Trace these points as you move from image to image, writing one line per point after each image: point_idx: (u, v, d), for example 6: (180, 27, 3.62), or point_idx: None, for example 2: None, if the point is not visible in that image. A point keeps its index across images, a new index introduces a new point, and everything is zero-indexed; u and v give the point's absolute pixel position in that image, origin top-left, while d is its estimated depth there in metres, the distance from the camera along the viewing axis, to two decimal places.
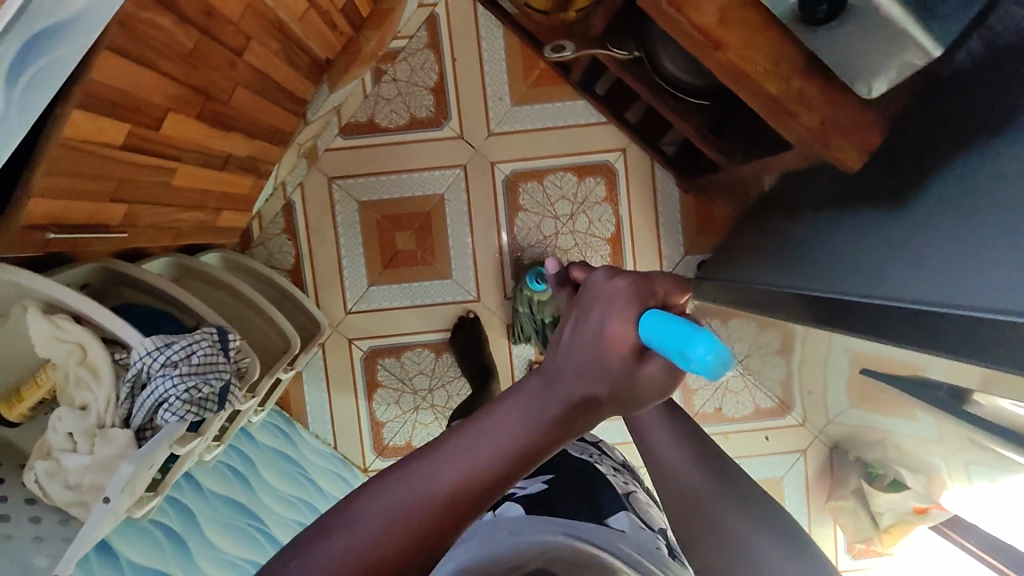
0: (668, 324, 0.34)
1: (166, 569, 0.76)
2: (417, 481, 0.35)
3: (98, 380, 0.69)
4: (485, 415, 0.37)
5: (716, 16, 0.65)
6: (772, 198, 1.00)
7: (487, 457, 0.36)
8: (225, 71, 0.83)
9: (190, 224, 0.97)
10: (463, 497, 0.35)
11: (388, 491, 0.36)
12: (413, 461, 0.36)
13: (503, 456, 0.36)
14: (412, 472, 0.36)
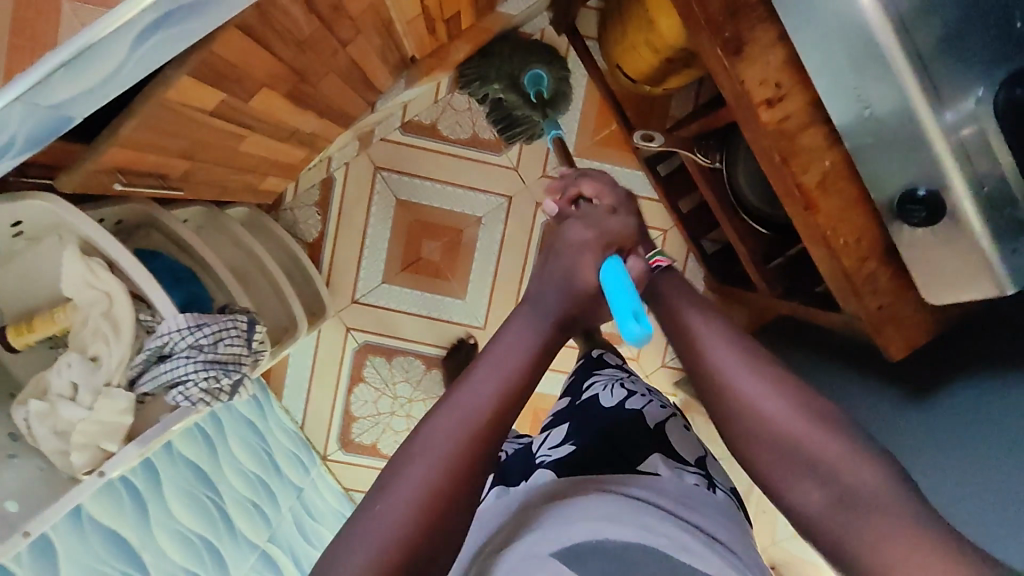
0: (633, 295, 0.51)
1: (120, 530, 0.78)
2: (459, 410, 0.44)
3: (119, 337, 0.69)
4: (497, 336, 0.48)
5: (817, 179, 0.69)
6: (795, 334, 1.04)
7: (507, 367, 0.46)
8: (327, 58, 0.81)
9: (238, 184, 0.96)
10: (476, 434, 0.43)
11: (438, 427, 0.43)
12: (450, 394, 0.44)
13: (519, 369, 0.46)
14: (439, 420, 0.43)
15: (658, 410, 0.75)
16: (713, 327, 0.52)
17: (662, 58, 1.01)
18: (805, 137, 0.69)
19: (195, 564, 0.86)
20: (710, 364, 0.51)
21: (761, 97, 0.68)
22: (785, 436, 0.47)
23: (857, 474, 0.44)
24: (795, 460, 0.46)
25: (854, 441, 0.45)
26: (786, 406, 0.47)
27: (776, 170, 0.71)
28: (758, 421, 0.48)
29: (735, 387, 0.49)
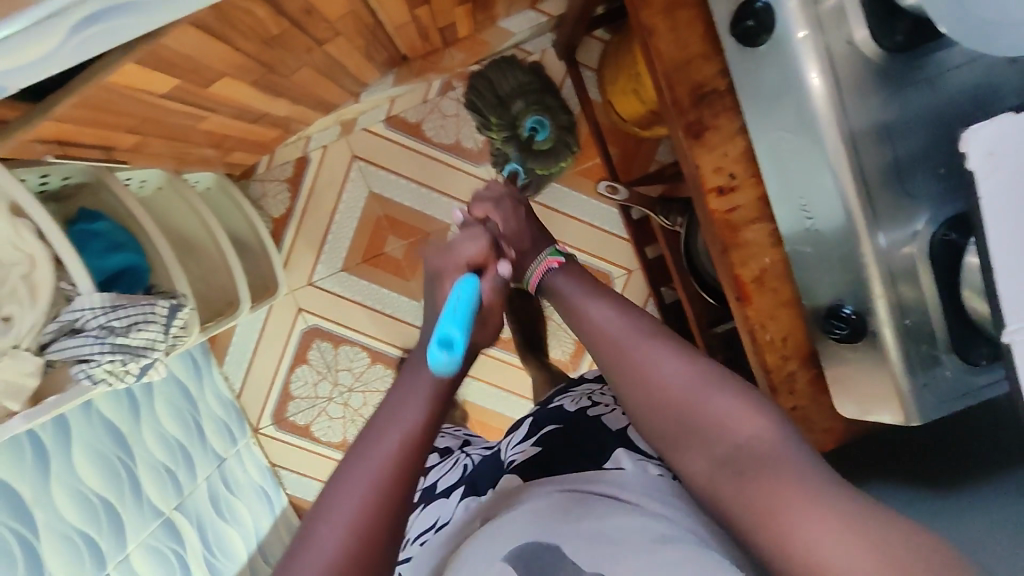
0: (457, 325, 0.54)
1: (18, 485, 0.76)
2: (367, 460, 0.47)
3: (35, 302, 0.68)
4: (395, 390, 0.51)
5: (755, 274, 0.69)
6: None
7: (409, 415, 0.49)
8: (300, 53, 0.80)
9: (200, 156, 0.95)
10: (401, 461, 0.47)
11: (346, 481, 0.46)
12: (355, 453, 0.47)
13: (422, 409, 0.49)
14: (350, 472, 0.46)
15: (623, 413, 0.68)
16: (602, 303, 0.59)
17: (648, 108, 1.00)
18: (750, 231, 0.68)
19: (94, 525, 0.85)
20: (605, 335, 0.57)
21: (713, 184, 0.68)
22: (676, 403, 0.51)
23: (741, 424, 0.47)
24: (687, 418, 0.50)
25: (720, 380, 0.50)
26: (679, 370, 0.52)
27: (717, 256, 0.71)
28: (653, 387, 0.52)
29: (629, 354, 0.54)
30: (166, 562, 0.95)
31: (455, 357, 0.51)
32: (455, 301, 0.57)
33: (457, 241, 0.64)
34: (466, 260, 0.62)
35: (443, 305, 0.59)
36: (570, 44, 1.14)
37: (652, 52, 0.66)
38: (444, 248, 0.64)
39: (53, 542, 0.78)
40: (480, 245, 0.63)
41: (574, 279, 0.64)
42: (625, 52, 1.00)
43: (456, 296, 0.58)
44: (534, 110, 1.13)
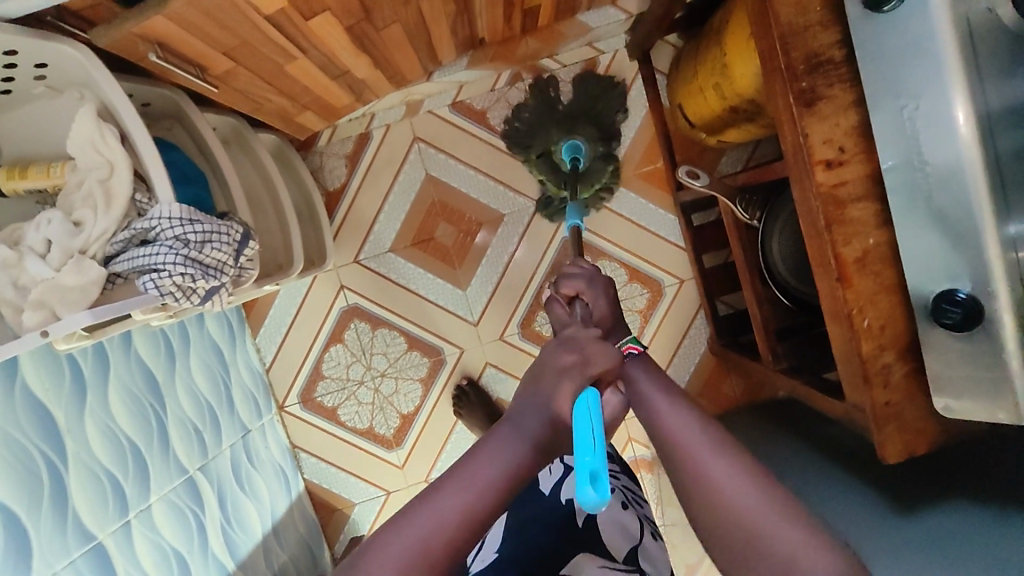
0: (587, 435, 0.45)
1: (52, 408, 0.72)
2: (428, 523, 0.42)
3: (108, 209, 0.65)
4: (475, 456, 0.45)
5: (858, 255, 0.66)
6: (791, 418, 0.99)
7: (483, 490, 0.43)
8: (397, 5, 0.80)
9: (274, 107, 0.93)
10: (446, 544, 0.42)
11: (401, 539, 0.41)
12: (419, 507, 0.42)
13: (495, 490, 0.43)
14: (404, 530, 0.42)
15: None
16: (678, 408, 0.53)
17: (727, 106, 0.98)
18: (856, 209, 0.66)
19: (120, 467, 0.79)
20: (681, 445, 0.49)
21: (822, 157, 0.65)
22: (744, 526, 0.45)
23: (812, 566, 0.42)
24: (753, 546, 0.44)
25: (789, 510, 0.45)
26: (750, 492, 0.46)
27: (818, 235, 0.68)
28: (717, 504, 0.46)
29: (700, 468, 0.47)
30: (185, 524, 0.89)
31: (604, 498, 0.42)
32: (586, 415, 0.47)
33: (585, 342, 0.53)
34: (595, 374, 0.51)
35: (558, 414, 0.48)
36: (646, 45, 1.14)
37: (769, 16, 0.64)
38: (575, 347, 0.52)
39: (79, 475, 0.73)
40: (611, 360, 0.53)
41: (648, 368, 0.57)
42: (705, 50, 0.98)
43: (584, 409, 0.47)
44: (566, 136, 1.16)
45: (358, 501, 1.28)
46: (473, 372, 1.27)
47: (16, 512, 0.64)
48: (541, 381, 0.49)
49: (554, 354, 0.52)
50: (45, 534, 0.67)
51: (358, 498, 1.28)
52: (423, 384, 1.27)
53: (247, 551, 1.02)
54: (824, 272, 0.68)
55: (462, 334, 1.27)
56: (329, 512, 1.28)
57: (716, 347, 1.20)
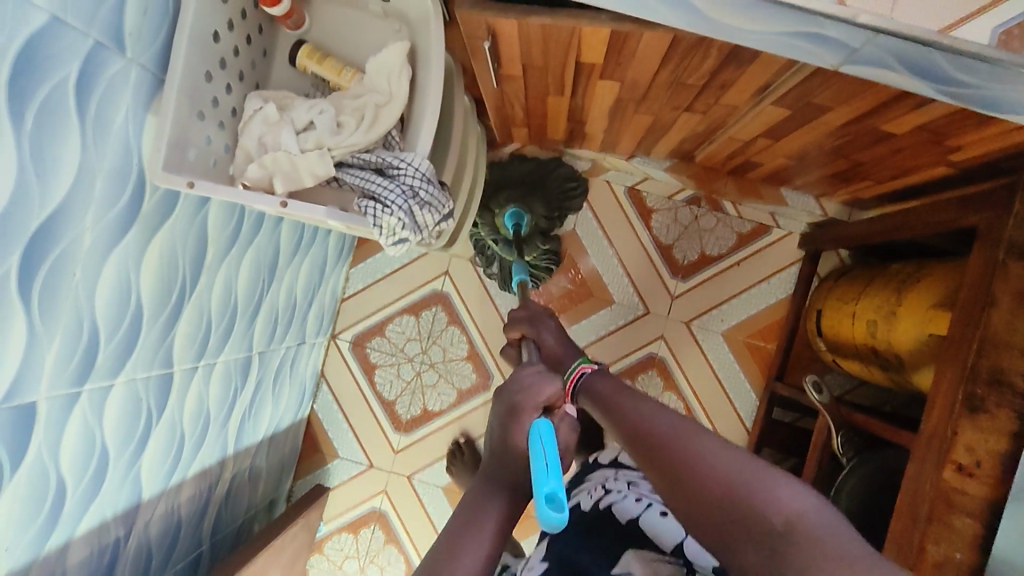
0: (534, 453, 0.51)
1: (209, 246, 0.78)
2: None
3: (368, 129, 0.72)
4: (466, 519, 0.50)
5: (937, 559, 0.68)
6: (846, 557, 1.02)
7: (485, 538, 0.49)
8: (666, 106, 0.87)
9: (508, 113, 1.00)
10: None
11: None
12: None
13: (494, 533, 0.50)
14: None
15: (633, 505, 0.68)
16: (651, 407, 0.53)
17: (870, 344, 1.01)
18: (959, 519, 0.68)
19: (218, 318, 0.85)
20: (647, 429, 0.51)
21: (956, 459, 0.69)
22: (722, 479, 0.43)
23: (792, 506, 0.40)
24: (733, 496, 0.42)
25: (762, 466, 0.44)
26: (730, 459, 0.44)
27: (912, 519, 0.70)
28: (703, 478, 0.44)
29: (672, 453, 0.47)
30: (227, 393, 0.94)
31: (563, 518, 0.46)
32: (539, 451, 0.51)
33: (532, 377, 0.59)
34: (543, 401, 0.56)
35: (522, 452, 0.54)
36: (819, 248, 1.19)
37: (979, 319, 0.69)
38: (519, 388, 0.58)
39: (193, 308, 0.78)
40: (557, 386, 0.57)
41: (612, 383, 0.61)
42: (876, 287, 1.03)
43: (534, 442, 0.52)
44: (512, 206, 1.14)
45: (342, 456, 1.32)
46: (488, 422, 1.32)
47: (142, 310, 0.69)
48: (501, 433, 0.56)
49: (504, 398, 0.58)
50: (149, 340, 0.71)
51: (343, 453, 1.32)
52: (459, 395, 1.32)
53: (244, 444, 1.05)
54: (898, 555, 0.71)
55: None
56: (314, 449, 1.33)
57: None
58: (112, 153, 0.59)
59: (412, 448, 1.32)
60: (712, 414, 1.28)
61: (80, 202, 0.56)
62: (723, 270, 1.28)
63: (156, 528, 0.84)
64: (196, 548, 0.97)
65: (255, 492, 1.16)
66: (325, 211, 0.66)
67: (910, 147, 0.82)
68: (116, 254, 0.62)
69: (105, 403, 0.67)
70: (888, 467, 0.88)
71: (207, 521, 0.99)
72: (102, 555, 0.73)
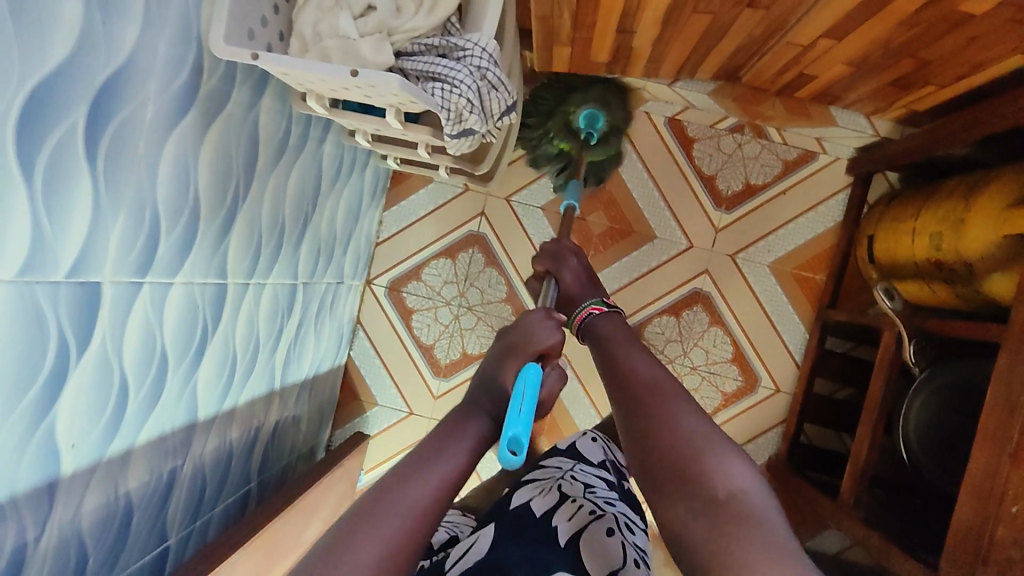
0: (518, 393, 0.58)
1: (260, 153, 0.74)
2: (420, 483, 0.47)
3: (430, 14, 0.68)
4: (446, 441, 0.52)
5: None
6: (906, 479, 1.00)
7: (455, 466, 0.50)
8: (727, 2, 0.84)
9: (554, 26, 0.97)
10: (436, 504, 0.47)
11: (402, 505, 0.45)
12: (406, 481, 0.47)
13: (465, 460, 0.51)
14: (398, 496, 0.46)
15: (584, 514, 0.76)
16: (644, 359, 0.60)
17: (933, 258, 0.98)
18: None
19: (267, 236, 0.81)
20: (631, 376, 0.57)
21: None
22: (674, 442, 0.49)
23: (730, 475, 0.46)
24: (677, 460, 0.48)
25: (727, 447, 0.49)
26: (693, 422, 0.51)
27: (1011, 409, 0.68)
28: (663, 427, 0.51)
29: (648, 404, 0.53)
30: (274, 321, 0.90)
31: (517, 460, 0.53)
32: (519, 397, 0.58)
33: (533, 325, 0.67)
34: (537, 349, 0.64)
35: (507, 390, 0.60)
36: (870, 170, 1.16)
37: None
38: (518, 330, 0.66)
39: (246, 217, 0.75)
40: (554, 340, 0.65)
41: (626, 336, 0.66)
42: (939, 199, 0.99)
43: (517, 394, 0.58)
44: (589, 103, 1.11)
45: (381, 403, 1.29)
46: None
47: (200, 208, 0.65)
48: (495, 364, 0.63)
49: (506, 338, 0.66)
50: (205, 244, 0.68)
51: (383, 401, 1.29)
52: None
53: (290, 381, 1.02)
54: (994, 444, 0.69)
55: None
56: (351, 399, 1.30)
57: (779, 467, 1.18)
58: (172, 19, 0.55)
59: (453, 394, 1.29)
60: (758, 350, 1.25)
61: (143, 68, 0.52)
62: (768, 201, 1.24)
63: (210, 456, 0.81)
64: (245, 485, 0.94)
65: (297, 436, 1.13)
66: (399, 79, 0.58)
67: (987, 34, 0.79)
68: (176, 137, 0.59)
69: (165, 303, 0.63)
70: (962, 376, 0.84)
71: (256, 458, 0.96)
72: (161, 474, 0.70)
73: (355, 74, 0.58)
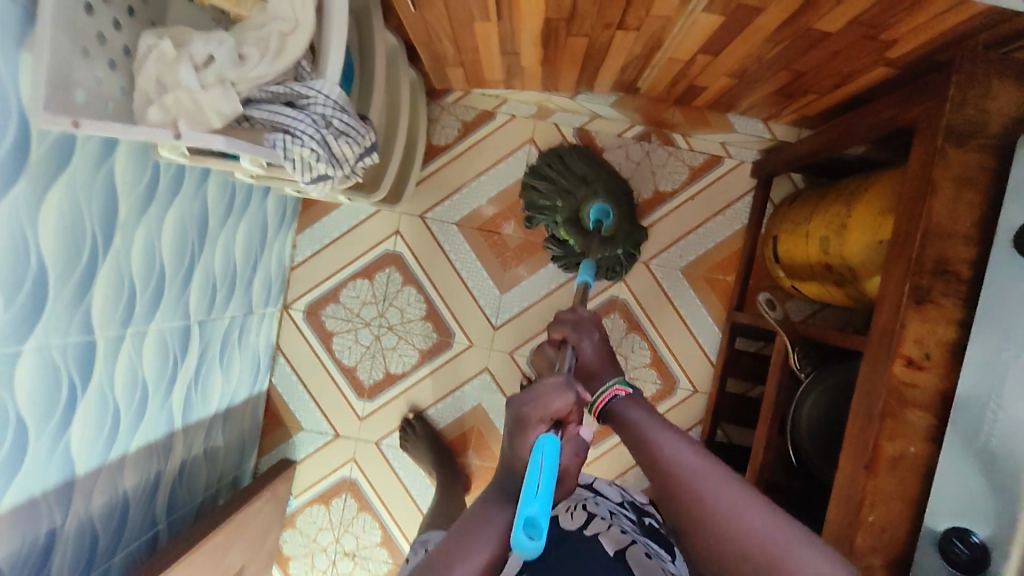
0: (532, 466, 0.48)
1: (119, 205, 0.73)
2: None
3: (275, 59, 0.67)
4: (479, 523, 0.50)
5: (896, 453, 0.68)
6: None
7: (488, 550, 0.49)
8: (597, 24, 0.84)
9: (438, 50, 0.96)
10: None
11: None
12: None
13: (499, 544, 0.49)
14: None
15: (618, 534, 0.65)
16: (677, 442, 0.55)
17: (823, 262, 1.00)
18: (913, 414, 0.68)
19: (142, 285, 0.80)
20: (675, 468, 0.53)
21: (906, 352, 0.68)
22: (755, 547, 0.47)
23: (824, 573, 0.46)
24: (763, 567, 0.47)
25: (797, 531, 0.48)
26: (765, 518, 0.49)
27: (867, 421, 0.70)
28: (741, 536, 0.48)
29: (714, 510, 0.50)
30: (163, 364, 0.90)
31: (538, 547, 0.44)
32: (535, 470, 0.48)
33: (543, 390, 0.52)
34: (548, 417, 0.51)
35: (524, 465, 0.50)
36: (771, 172, 1.18)
37: (925, 209, 0.68)
38: (530, 397, 0.52)
39: (110, 271, 0.74)
40: (567, 402, 0.51)
41: (644, 410, 0.61)
42: (827, 203, 1.01)
43: (533, 465, 0.48)
44: (600, 198, 1.13)
45: (306, 428, 1.29)
46: (449, 382, 1.29)
47: (47, 270, 0.64)
48: (509, 437, 0.52)
49: (513, 405, 0.52)
50: (59, 306, 0.67)
51: (308, 425, 1.29)
52: (421, 355, 1.29)
53: (195, 418, 1.02)
54: (854, 456, 0.71)
55: (470, 340, 1.29)
56: (275, 425, 1.29)
57: None
58: None
59: (378, 413, 1.29)
60: (674, 353, 1.27)
61: None
62: (678, 206, 1.26)
63: (98, 506, 0.80)
64: (151, 527, 0.94)
65: (214, 470, 1.13)
66: (223, 138, 0.61)
67: (847, 49, 0.80)
68: (4, 205, 0.57)
69: (15, 372, 0.62)
70: (847, 378, 0.87)
71: (163, 499, 0.96)
72: (35, 538, 0.69)
73: (178, 137, 0.60)
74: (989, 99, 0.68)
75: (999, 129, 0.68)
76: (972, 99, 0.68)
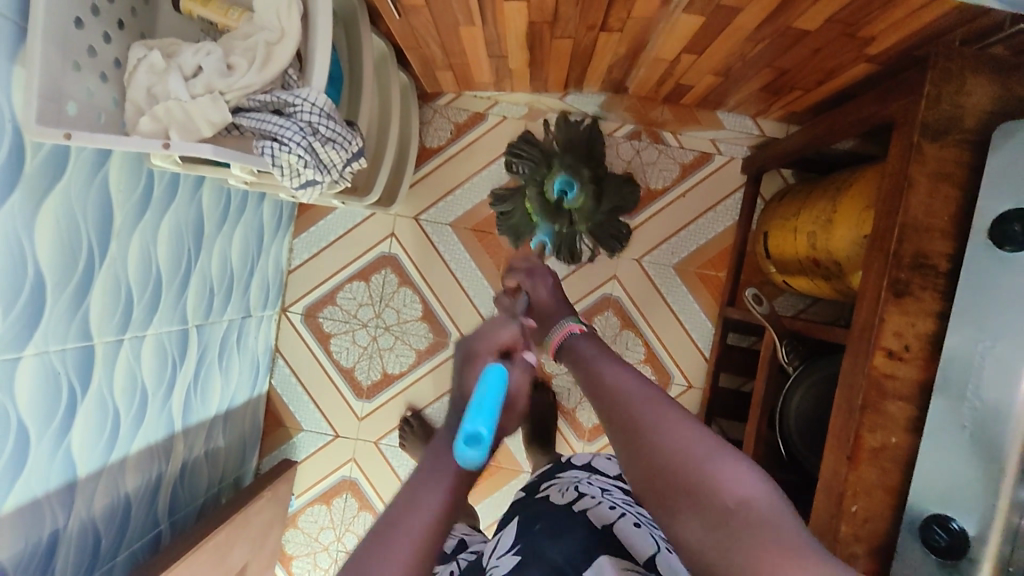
0: (481, 392, 0.50)
1: (115, 214, 0.75)
2: (405, 531, 0.42)
3: (263, 69, 0.69)
4: (428, 474, 0.45)
5: (878, 444, 0.69)
6: None
7: (442, 500, 0.44)
8: (580, 27, 0.85)
9: (426, 54, 0.98)
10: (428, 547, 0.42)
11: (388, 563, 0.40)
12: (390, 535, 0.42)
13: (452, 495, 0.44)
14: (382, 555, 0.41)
15: (606, 511, 0.63)
16: (623, 372, 0.53)
17: (811, 256, 1.02)
18: (893, 405, 0.70)
19: (139, 291, 0.82)
20: (612, 392, 0.50)
21: (886, 345, 0.69)
22: (670, 459, 0.42)
23: (739, 484, 0.40)
24: (668, 477, 0.42)
25: (725, 451, 0.42)
26: (687, 432, 0.44)
27: (848, 413, 0.72)
28: (655, 446, 0.43)
29: (639, 413, 0.46)
30: (162, 367, 0.91)
31: (481, 456, 0.45)
32: (480, 392, 0.49)
33: (487, 327, 0.59)
34: (497, 344, 0.56)
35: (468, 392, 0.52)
36: (760, 168, 1.19)
37: (902, 204, 0.69)
38: (475, 335, 0.57)
39: (107, 277, 0.75)
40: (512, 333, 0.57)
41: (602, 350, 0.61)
42: (814, 198, 1.02)
43: (482, 388, 0.50)
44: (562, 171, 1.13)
45: (306, 428, 1.31)
46: (447, 381, 1.31)
47: (44, 279, 0.66)
48: (460, 375, 0.55)
49: (464, 343, 0.57)
50: (56, 313, 0.68)
51: (308, 426, 1.31)
52: (418, 355, 1.30)
53: (196, 420, 1.04)
54: (837, 448, 0.72)
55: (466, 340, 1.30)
56: (276, 426, 1.31)
57: None
58: None
59: (377, 412, 1.31)
60: (669, 350, 1.28)
61: None
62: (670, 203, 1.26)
63: (101, 508, 0.82)
64: (154, 527, 0.96)
65: (216, 470, 1.15)
66: (212, 148, 0.62)
67: (826, 47, 0.81)
68: None
69: (15, 377, 0.64)
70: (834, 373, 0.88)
71: (165, 500, 0.98)
72: (39, 539, 0.71)
73: (168, 146, 0.61)
74: (963, 94, 0.69)
75: (973, 124, 0.69)
76: (947, 94, 0.69)
